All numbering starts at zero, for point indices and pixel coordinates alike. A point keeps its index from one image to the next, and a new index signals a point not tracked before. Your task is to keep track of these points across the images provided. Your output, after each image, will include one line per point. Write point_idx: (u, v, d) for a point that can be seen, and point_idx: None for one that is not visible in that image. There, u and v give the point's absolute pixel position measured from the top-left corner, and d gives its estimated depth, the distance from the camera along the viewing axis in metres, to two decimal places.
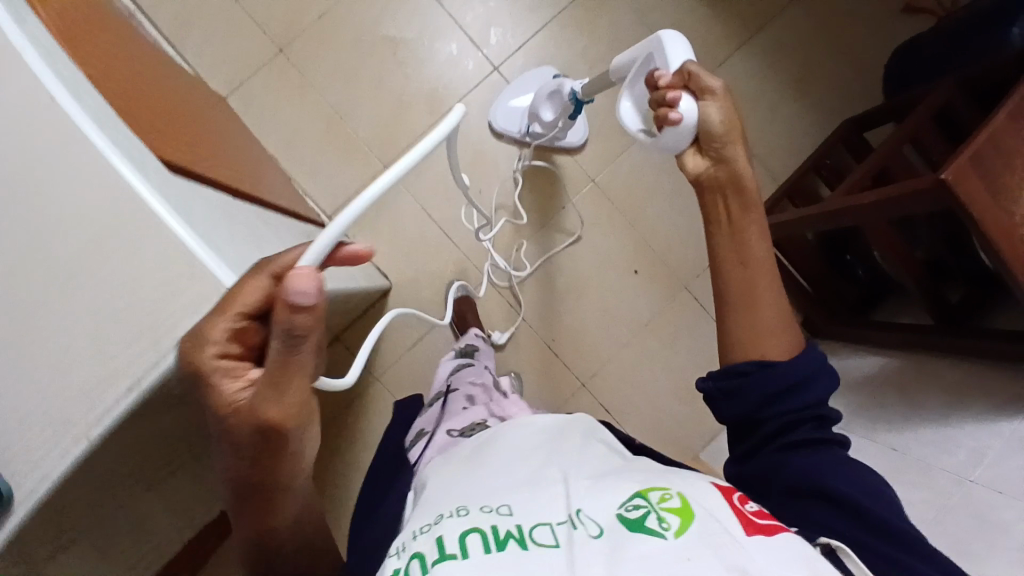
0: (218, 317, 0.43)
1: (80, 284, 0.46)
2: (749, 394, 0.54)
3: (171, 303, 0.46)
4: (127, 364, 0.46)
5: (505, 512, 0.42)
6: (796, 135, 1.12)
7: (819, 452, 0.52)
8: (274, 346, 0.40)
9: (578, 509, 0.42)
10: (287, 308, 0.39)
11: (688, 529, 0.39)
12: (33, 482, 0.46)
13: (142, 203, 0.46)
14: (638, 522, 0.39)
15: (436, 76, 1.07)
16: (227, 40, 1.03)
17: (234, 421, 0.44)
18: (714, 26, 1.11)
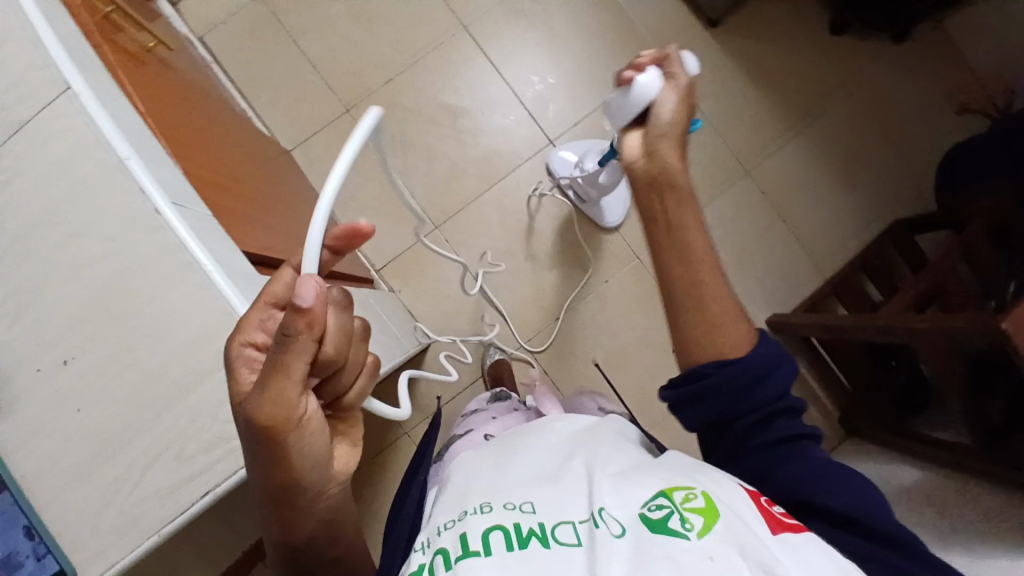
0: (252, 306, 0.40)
1: (159, 384, 0.47)
2: (714, 397, 0.51)
3: None
4: (202, 471, 0.48)
5: (528, 510, 0.42)
6: (844, 227, 1.12)
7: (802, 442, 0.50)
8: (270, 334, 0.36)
9: (601, 506, 0.41)
10: (282, 302, 0.35)
11: (712, 528, 0.39)
12: (94, 571, 0.48)
13: (235, 315, 0.47)
14: (660, 522, 0.39)
15: (493, 146, 1.10)
16: (298, 97, 1.08)
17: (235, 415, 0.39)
18: (768, 114, 1.12)
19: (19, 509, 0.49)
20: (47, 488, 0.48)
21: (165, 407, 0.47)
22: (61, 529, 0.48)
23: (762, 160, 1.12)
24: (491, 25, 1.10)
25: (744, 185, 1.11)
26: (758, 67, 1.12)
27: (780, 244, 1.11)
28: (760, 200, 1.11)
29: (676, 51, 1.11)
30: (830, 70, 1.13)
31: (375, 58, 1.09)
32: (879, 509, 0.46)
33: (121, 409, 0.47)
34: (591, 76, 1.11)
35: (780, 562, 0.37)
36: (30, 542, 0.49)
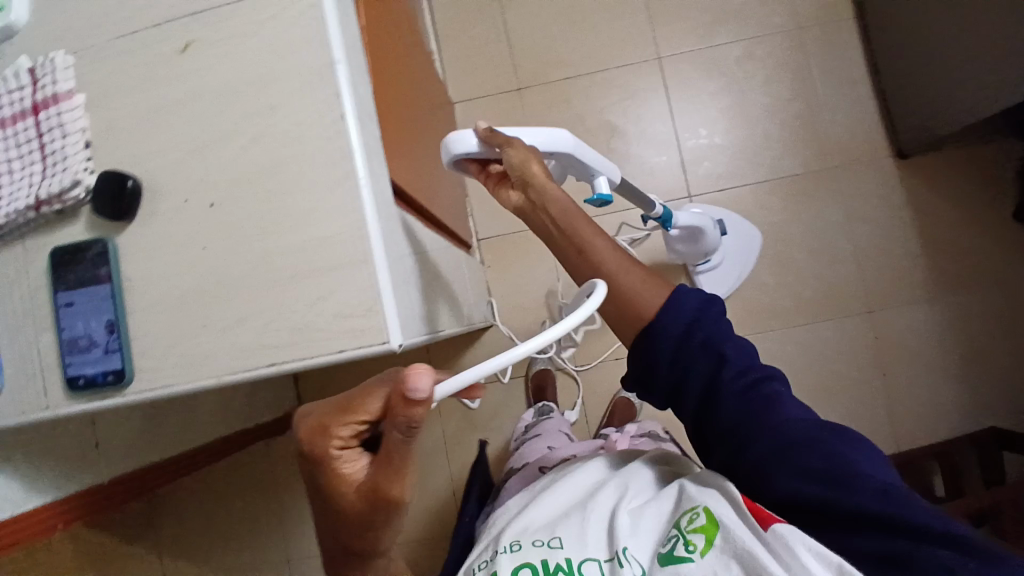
0: (345, 420, 0.44)
1: (274, 261, 0.52)
2: (659, 365, 0.58)
3: (338, 325, 0.51)
4: (278, 347, 0.52)
5: (557, 544, 0.54)
6: (938, 409, 1.04)
7: (767, 405, 0.54)
8: (394, 437, 0.42)
9: (624, 546, 0.51)
10: (406, 404, 0.40)
11: (712, 545, 0.48)
12: (149, 384, 0.54)
13: (366, 234, 0.51)
14: (669, 553, 0.49)
15: (633, 176, 1.09)
16: (482, 60, 1.12)
17: (352, 501, 0.46)
18: (914, 265, 1.05)
19: (111, 304, 0.54)
20: (146, 298, 0.54)
21: (277, 279, 0.52)
22: (140, 337, 0.54)
23: (886, 306, 1.05)
24: (685, 66, 1.10)
25: (857, 322, 1.05)
26: (927, 217, 1.06)
27: (866, 395, 1.05)
28: (866, 343, 1.05)
29: (850, 166, 1.07)
30: (1004, 253, 1.04)
31: (566, 52, 1.11)
32: (848, 483, 0.48)
33: (242, 264, 0.53)
34: (756, 153, 1.08)
35: (767, 560, 0.45)
36: (106, 335, 0.54)
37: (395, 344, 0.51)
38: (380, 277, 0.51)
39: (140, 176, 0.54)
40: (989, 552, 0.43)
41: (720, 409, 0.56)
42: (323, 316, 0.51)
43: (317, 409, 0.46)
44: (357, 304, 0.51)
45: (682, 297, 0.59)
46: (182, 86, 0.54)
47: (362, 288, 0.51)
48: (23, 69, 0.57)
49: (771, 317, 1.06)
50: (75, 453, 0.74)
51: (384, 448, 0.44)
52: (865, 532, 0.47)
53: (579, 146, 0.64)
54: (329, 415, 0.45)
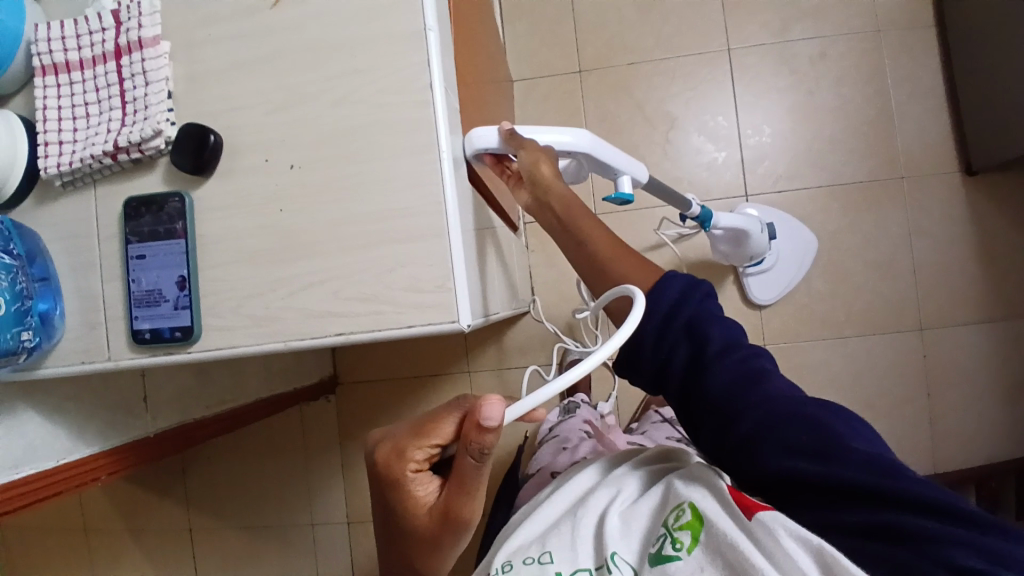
0: (419, 442, 0.45)
1: (350, 228, 0.51)
2: (643, 338, 0.53)
3: (408, 299, 0.50)
4: (347, 317, 0.51)
5: (547, 559, 0.49)
6: (982, 434, 1.02)
7: (746, 375, 0.49)
8: (468, 462, 0.42)
9: (614, 552, 0.48)
10: (479, 430, 0.41)
11: (699, 541, 0.44)
12: (216, 343, 0.53)
13: (445, 206, 0.49)
14: (656, 553, 0.45)
15: (689, 171, 1.07)
16: (545, 40, 1.10)
17: (421, 524, 0.46)
18: (972, 285, 1.02)
19: (185, 260, 0.53)
20: (219, 256, 0.53)
21: (352, 247, 0.51)
22: (210, 295, 0.53)
23: (939, 324, 1.03)
24: (754, 61, 1.06)
25: (906, 338, 1.03)
26: (991, 237, 1.02)
27: (909, 413, 1.03)
28: (914, 361, 1.03)
29: (916, 177, 1.04)
30: None
31: (631, 38, 1.08)
32: (834, 458, 0.43)
33: (318, 229, 0.51)
34: (819, 157, 1.05)
35: (755, 554, 0.40)
36: (176, 291, 0.54)
37: (463, 324, 0.49)
38: (455, 254, 0.49)
39: (221, 131, 0.53)
40: (980, 521, 0.39)
41: (705, 382, 0.50)
42: (394, 289, 0.50)
43: (391, 432, 0.47)
44: (429, 279, 0.49)
45: (666, 283, 0.54)
46: (270, 42, 0.52)
47: (437, 263, 0.49)
48: (107, 10, 0.55)
49: (818, 325, 1.04)
50: (123, 404, 0.74)
51: (455, 472, 0.44)
52: (858, 512, 0.42)
53: (595, 146, 0.61)
54: (401, 438, 0.46)
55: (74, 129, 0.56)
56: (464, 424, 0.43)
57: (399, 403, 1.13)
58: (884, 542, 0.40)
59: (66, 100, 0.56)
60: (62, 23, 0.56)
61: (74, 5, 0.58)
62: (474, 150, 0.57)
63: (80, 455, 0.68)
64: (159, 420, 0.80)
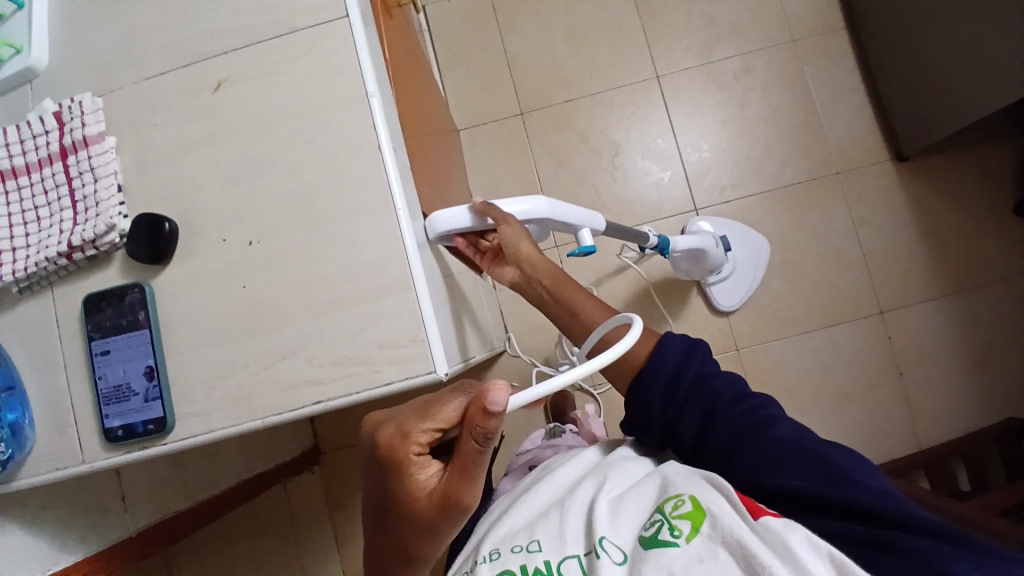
0: (424, 423, 0.45)
1: (314, 294, 0.52)
2: (654, 385, 0.59)
3: (382, 356, 0.50)
4: (323, 383, 0.51)
5: (535, 548, 0.50)
6: (954, 407, 1.05)
7: (754, 414, 0.55)
8: (472, 446, 0.43)
9: (602, 536, 0.47)
10: (484, 413, 0.41)
11: (700, 531, 0.44)
12: (191, 430, 0.53)
13: (407, 260, 0.50)
14: (653, 537, 0.45)
15: (639, 192, 1.11)
16: (484, 86, 1.15)
17: (419, 506, 0.46)
18: (919, 266, 1.07)
19: (151, 350, 0.53)
20: (187, 341, 0.53)
21: (321, 312, 0.51)
22: (181, 381, 0.53)
23: (896, 307, 1.07)
24: (684, 83, 1.12)
25: (870, 323, 1.07)
26: (930, 217, 1.08)
27: (885, 395, 1.06)
28: (881, 344, 1.06)
29: (851, 171, 1.09)
30: (1005, 249, 1.06)
31: (566, 76, 1.14)
32: (840, 483, 0.47)
33: (284, 300, 0.52)
34: (758, 164, 1.10)
35: (762, 546, 0.41)
36: (145, 382, 0.53)
37: (441, 373, 0.50)
38: (424, 307, 0.50)
39: (176, 218, 0.53)
40: (986, 546, 0.42)
41: (716, 423, 0.55)
42: (368, 348, 0.50)
43: (396, 413, 0.47)
44: (401, 333, 0.50)
45: (666, 345, 0.61)
46: (217, 124, 0.54)
47: (407, 317, 0.50)
48: (48, 113, 0.56)
49: (785, 324, 1.08)
50: (102, 506, 0.72)
51: (458, 456, 0.44)
52: (861, 526, 0.45)
53: (554, 209, 0.63)
54: (407, 418, 0.46)
55: (26, 233, 0.55)
56: (469, 407, 0.43)
57: None
58: (891, 555, 0.43)
59: (15, 205, 0.56)
60: (6, 131, 0.56)
61: (14, 111, 0.59)
62: (435, 233, 0.58)
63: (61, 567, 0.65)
64: (141, 516, 0.77)
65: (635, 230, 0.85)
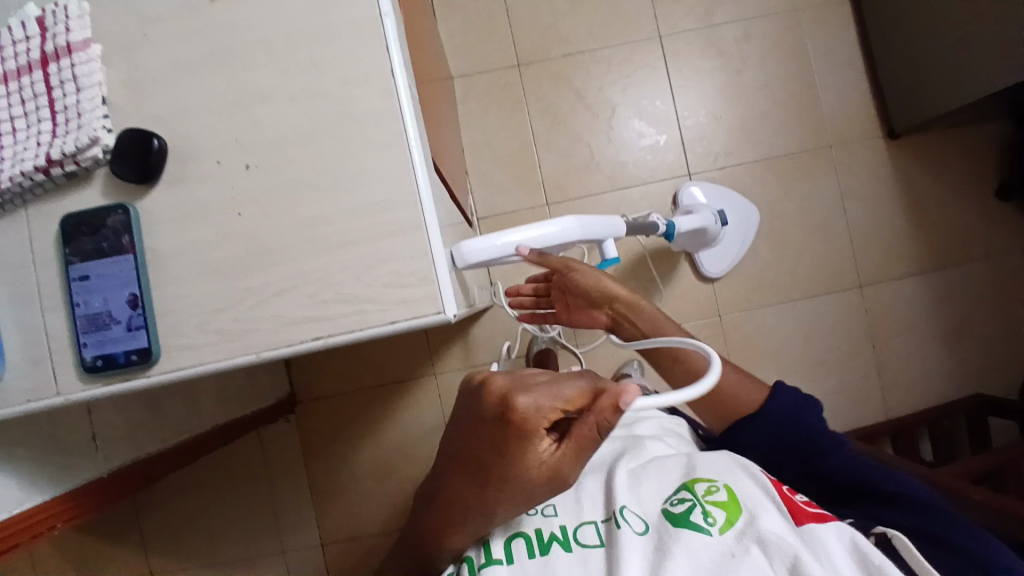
0: (550, 405, 0.42)
1: (314, 224, 0.48)
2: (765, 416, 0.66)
3: (388, 293, 0.47)
4: (322, 317, 0.48)
5: (550, 513, 0.50)
6: (921, 379, 1.09)
7: (838, 441, 0.64)
8: (591, 434, 0.42)
9: (623, 505, 0.48)
10: (611, 412, 0.41)
11: (732, 523, 0.45)
12: (177, 363, 0.49)
13: (417, 195, 0.48)
14: (684, 516, 0.46)
15: (633, 153, 1.10)
16: (481, 35, 1.10)
17: (526, 475, 0.44)
18: (900, 242, 1.10)
19: (136, 278, 0.49)
20: (174, 269, 0.50)
21: (322, 244, 0.48)
22: (168, 311, 0.50)
23: (876, 281, 1.10)
24: (684, 45, 1.10)
25: (850, 295, 1.09)
26: (916, 194, 1.10)
27: (860, 366, 1.09)
28: (859, 317, 1.09)
29: (843, 145, 1.10)
30: (981, 229, 1.09)
31: (565, 30, 1.10)
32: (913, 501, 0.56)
33: (282, 228, 0.48)
34: (753, 132, 1.10)
35: (807, 551, 0.41)
36: (129, 311, 0.50)
37: (449, 315, 0.48)
38: (435, 243, 0.48)
39: (167, 136, 0.49)
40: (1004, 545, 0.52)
41: (804, 434, 0.64)
42: (373, 286, 0.48)
43: (516, 386, 0.43)
44: (409, 271, 0.47)
45: (779, 395, 0.68)
46: (211, 37, 0.50)
47: (415, 254, 0.47)
48: (30, 17, 0.51)
49: (769, 292, 1.09)
50: (73, 446, 0.68)
51: (574, 441, 0.43)
52: (928, 527, 0.54)
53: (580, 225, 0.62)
54: (537, 389, 0.43)
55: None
56: (603, 395, 0.42)
57: (367, 417, 1.11)
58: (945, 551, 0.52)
59: None
60: None
61: None
62: (467, 263, 0.53)
63: (30, 505, 0.62)
64: (112, 458, 0.74)
65: (644, 220, 0.84)
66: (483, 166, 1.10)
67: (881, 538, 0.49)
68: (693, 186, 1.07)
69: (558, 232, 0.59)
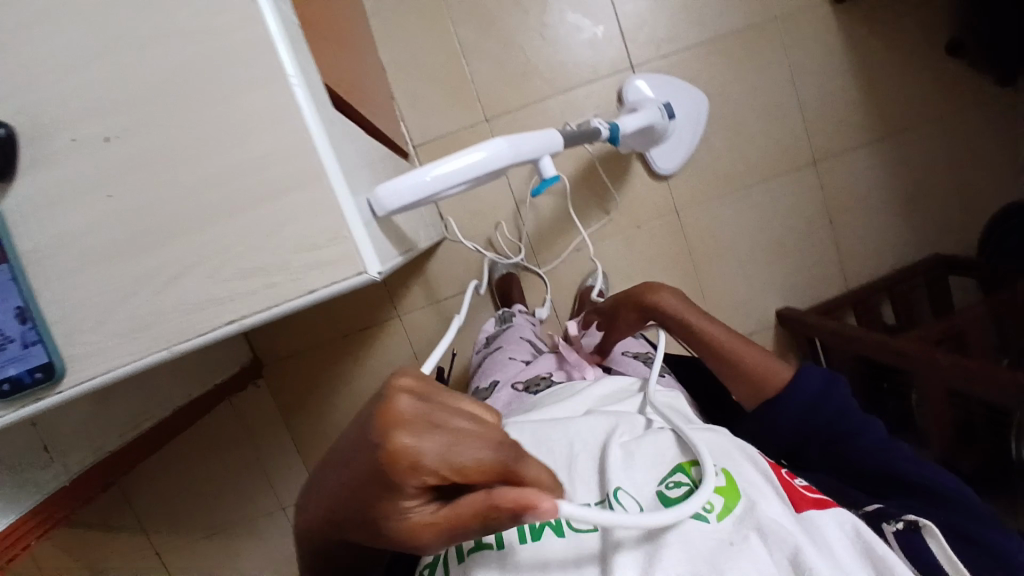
0: (442, 470, 0.28)
1: (200, 198, 0.43)
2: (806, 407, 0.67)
3: (300, 263, 0.43)
4: (234, 297, 0.44)
5: None
6: (878, 249, 1.10)
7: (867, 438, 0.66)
8: (474, 523, 0.30)
9: (616, 486, 0.45)
10: (517, 509, 0.29)
11: (730, 511, 0.42)
12: (86, 371, 0.46)
13: (312, 147, 0.42)
14: (679, 500, 0.43)
15: (570, 51, 1.01)
16: None
17: (376, 521, 0.31)
18: (853, 113, 1.06)
19: (15, 287, 0.44)
20: (56, 269, 0.44)
21: (214, 221, 0.43)
22: (61, 316, 0.45)
23: (830, 157, 1.07)
24: None
25: (805, 175, 1.07)
26: (867, 59, 1.05)
27: (818, 245, 1.09)
28: (815, 196, 1.08)
29: (790, 14, 1.03)
30: (934, 88, 1.06)
31: None
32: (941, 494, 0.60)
33: (167, 208, 0.43)
34: (695, 11, 1.02)
35: (808, 543, 0.41)
36: (18, 326, 0.45)
37: (373, 273, 0.44)
38: (342, 196, 0.43)
39: (11, 119, 0.43)
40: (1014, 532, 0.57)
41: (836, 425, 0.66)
42: (281, 257, 0.43)
43: (411, 420, 0.29)
44: (319, 235, 0.43)
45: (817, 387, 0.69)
46: None
47: (322, 215, 0.43)
48: None
49: (724, 183, 1.06)
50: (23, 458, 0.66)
51: (449, 518, 0.30)
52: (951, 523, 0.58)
53: (511, 147, 0.54)
54: (436, 433, 0.29)
55: None
56: (516, 490, 0.29)
57: (336, 364, 1.09)
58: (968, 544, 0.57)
59: None
60: None
61: None
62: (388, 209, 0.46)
63: None
64: (72, 461, 0.72)
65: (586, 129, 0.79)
66: (412, 88, 1.01)
67: (908, 523, 0.49)
68: (637, 80, 1.01)
69: (483, 159, 0.52)
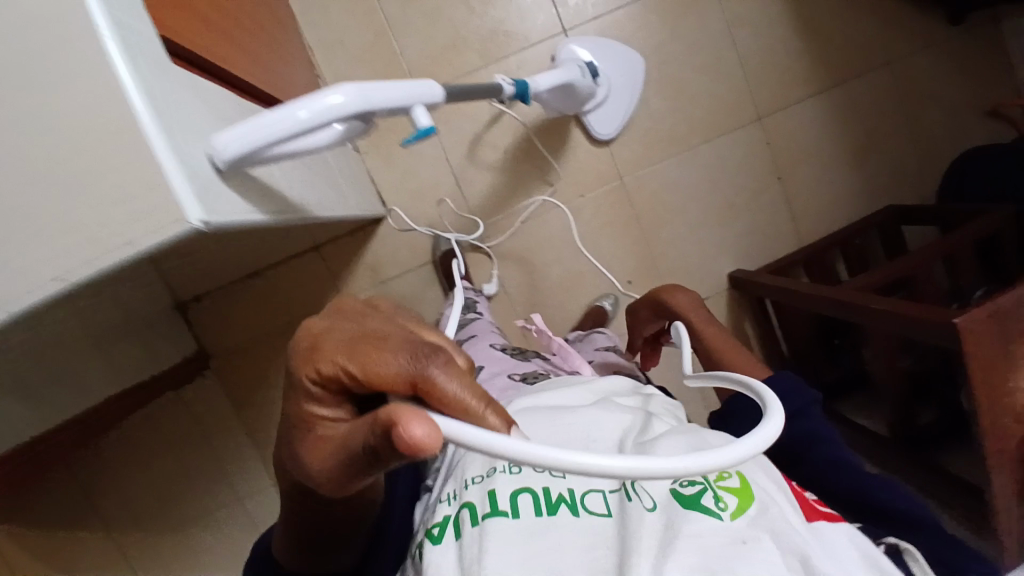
0: (346, 360, 0.32)
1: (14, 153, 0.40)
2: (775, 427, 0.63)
3: (122, 215, 0.41)
4: (59, 254, 0.41)
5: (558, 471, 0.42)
6: (834, 203, 1.07)
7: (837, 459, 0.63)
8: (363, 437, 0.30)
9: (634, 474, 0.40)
10: (388, 421, 0.28)
11: (745, 512, 0.38)
12: None
13: (121, 94, 0.40)
14: (694, 498, 0.38)
15: (498, 19, 1.00)
16: None
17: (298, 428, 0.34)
18: (797, 65, 1.03)
19: None
20: None
21: (34, 177, 0.41)
22: None
23: (776, 112, 1.04)
24: None
25: (751, 132, 1.04)
26: (807, 8, 1.02)
27: (771, 203, 1.06)
28: (763, 153, 1.05)
29: None
30: (879, 34, 1.02)
31: None
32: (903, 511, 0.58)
33: None
34: None
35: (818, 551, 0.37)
36: None
37: (194, 221, 0.41)
38: (156, 142, 0.41)
39: None
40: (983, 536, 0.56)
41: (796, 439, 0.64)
42: (102, 210, 0.41)
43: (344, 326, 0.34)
44: (138, 184, 0.40)
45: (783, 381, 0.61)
46: None
47: (137, 163, 0.40)
48: None
49: (667, 145, 1.04)
50: None
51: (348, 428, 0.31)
52: None
53: (364, 91, 0.49)
54: (355, 335, 0.33)
55: None
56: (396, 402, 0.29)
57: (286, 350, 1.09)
58: None
59: None
60: None
61: None
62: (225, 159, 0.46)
63: None
64: None
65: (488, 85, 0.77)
66: (339, 67, 1.00)
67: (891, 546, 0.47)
68: (562, 41, 1.00)
69: (332, 107, 0.47)
